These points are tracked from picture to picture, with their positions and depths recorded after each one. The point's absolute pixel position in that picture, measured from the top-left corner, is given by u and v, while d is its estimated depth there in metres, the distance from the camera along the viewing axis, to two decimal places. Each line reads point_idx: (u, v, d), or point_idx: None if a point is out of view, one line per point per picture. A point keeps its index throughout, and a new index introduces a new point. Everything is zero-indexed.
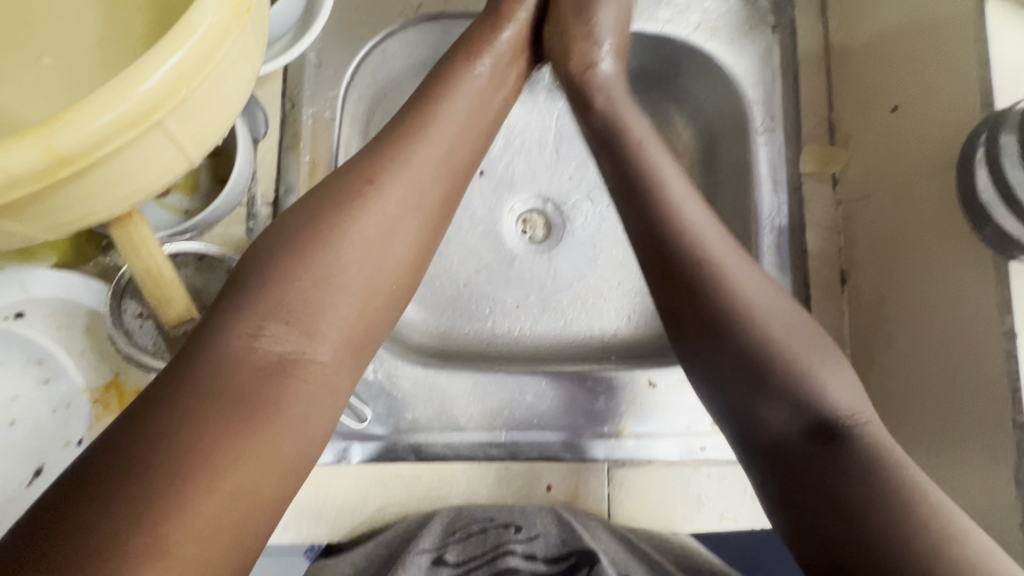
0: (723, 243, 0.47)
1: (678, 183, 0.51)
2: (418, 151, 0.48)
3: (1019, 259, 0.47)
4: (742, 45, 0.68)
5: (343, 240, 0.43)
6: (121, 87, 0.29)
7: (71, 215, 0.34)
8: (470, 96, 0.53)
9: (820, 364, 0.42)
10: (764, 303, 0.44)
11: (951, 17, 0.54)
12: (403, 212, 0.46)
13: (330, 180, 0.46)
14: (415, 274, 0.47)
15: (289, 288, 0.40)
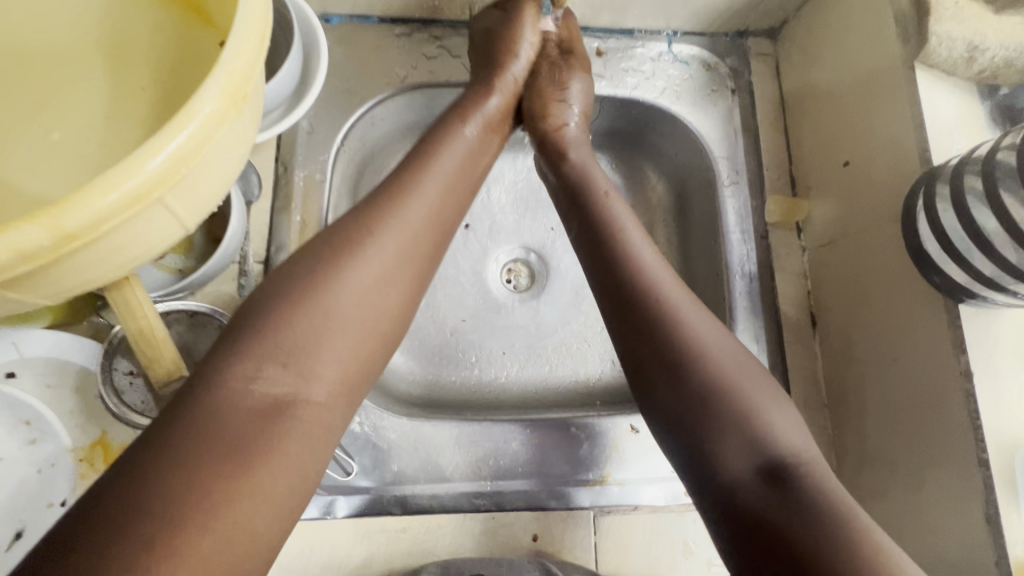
0: (674, 287, 0.51)
1: (649, 255, 0.53)
2: (410, 202, 0.51)
3: (967, 302, 0.50)
4: (705, 106, 0.73)
5: (340, 286, 0.44)
6: (128, 168, 0.32)
7: (71, 284, 0.36)
8: (459, 152, 0.57)
9: (761, 397, 0.45)
10: (732, 376, 0.46)
11: (888, 81, 0.58)
12: (397, 258, 0.48)
13: (328, 231, 0.48)
14: (407, 316, 0.49)
15: (287, 332, 0.41)
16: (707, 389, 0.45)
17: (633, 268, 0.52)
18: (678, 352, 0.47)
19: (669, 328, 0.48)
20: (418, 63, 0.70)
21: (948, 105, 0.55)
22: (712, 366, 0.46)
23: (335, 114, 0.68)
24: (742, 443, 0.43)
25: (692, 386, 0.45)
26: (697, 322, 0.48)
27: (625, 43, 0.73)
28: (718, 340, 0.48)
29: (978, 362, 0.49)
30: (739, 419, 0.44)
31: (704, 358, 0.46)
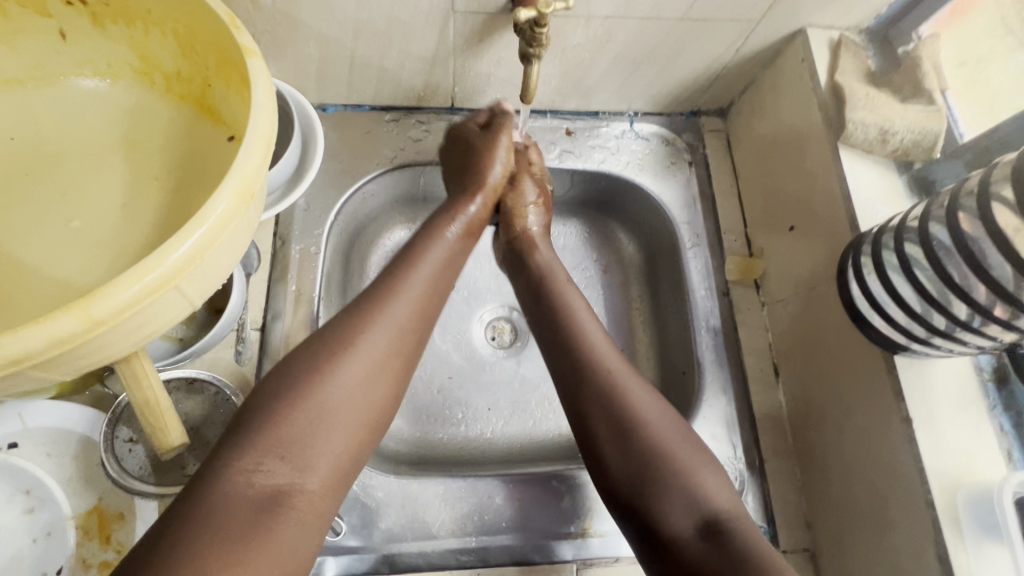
0: (625, 373, 0.59)
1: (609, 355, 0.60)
2: (398, 300, 0.56)
3: (902, 354, 0.55)
4: (666, 177, 0.81)
5: (335, 382, 0.49)
6: (150, 264, 0.37)
7: (92, 366, 0.40)
8: (438, 256, 0.63)
9: (698, 467, 0.53)
10: (673, 448, 0.54)
11: (819, 158, 0.66)
12: (387, 351, 0.53)
13: (324, 330, 0.53)
14: (395, 405, 0.53)
15: (286, 426, 0.46)
16: (650, 460, 0.53)
17: (587, 352, 0.60)
18: (626, 434, 0.54)
19: (616, 405, 0.56)
20: (405, 145, 0.78)
21: (870, 180, 0.63)
22: (653, 439, 0.54)
23: (329, 192, 0.75)
24: (683, 503, 0.51)
25: (641, 458, 0.53)
26: (640, 398, 0.56)
27: (591, 123, 0.82)
28: (660, 416, 0.56)
29: (916, 409, 0.54)
30: (678, 481, 0.52)
31: (646, 432, 0.54)
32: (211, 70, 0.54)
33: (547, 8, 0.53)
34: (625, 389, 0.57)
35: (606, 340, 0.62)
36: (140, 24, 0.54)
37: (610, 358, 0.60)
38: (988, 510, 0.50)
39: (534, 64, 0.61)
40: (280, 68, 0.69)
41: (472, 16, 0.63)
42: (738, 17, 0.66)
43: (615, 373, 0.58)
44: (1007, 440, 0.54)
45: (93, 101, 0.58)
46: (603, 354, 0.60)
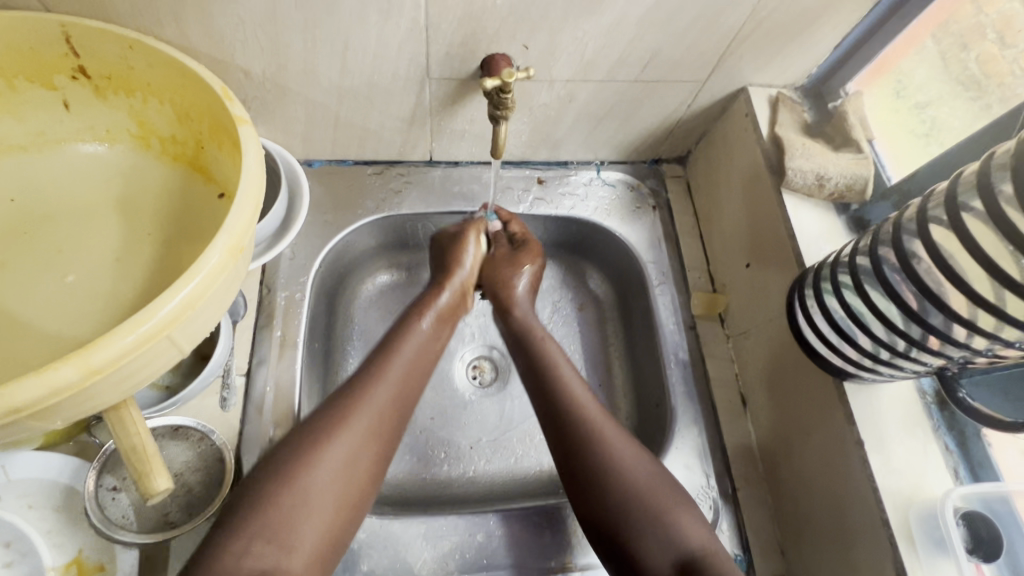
0: (604, 418, 0.64)
1: (588, 399, 0.66)
2: (379, 385, 0.62)
3: (851, 380, 0.59)
4: (632, 220, 0.86)
5: (317, 469, 0.55)
6: (146, 315, 0.41)
7: (83, 413, 0.42)
8: (415, 346, 0.67)
9: (676, 508, 0.58)
10: (651, 489, 0.59)
11: (766, 201, 0.73)
12: (364, 440, 0.58)
13: (311, 417, 0.59)
14: (375, 486, 0.58)
15: (273, 513, 0.52)
16: (631, 504, 0.58)
17: (570, 407, 0.64)
18: (608, 479, 0.60)
19: (598, 452, 0.61)
20: (387, 196, 0.83)
21: (812, 220, 0.69)
22: (633, 485, 0.59)
23: (315, 242, 0.79)
24: (660, 541, 0.56)
25: (624, 498, 0.59)
26: (621, 447, 0.62)
27: (562, 173, 0.88)
28: (640, 461, 0.61)
29: (867, 431, 0.58)
30: (656, 523, 0.57)
31: (626, 477, 0.59)
32: (205, 134, 0.58)
33: (509, 78, 0.60)
34: (607, 434, 0.62)
35: (586, 390, 0.67)
36: (139, 94, 0.59)
37: (585, 401, 0.65)
38: (935, 526, 0.53)
39: (502, 125, 0.67)
40: (268, 129, 0.74)
41: (445, 82, 0.69)
42: (686, 78, 0.74)
43: (599, 423, 0.63)
44: (952, 458, 0.58)
45: (90, 164, 0.61)
46: (583, 404, 0.65)
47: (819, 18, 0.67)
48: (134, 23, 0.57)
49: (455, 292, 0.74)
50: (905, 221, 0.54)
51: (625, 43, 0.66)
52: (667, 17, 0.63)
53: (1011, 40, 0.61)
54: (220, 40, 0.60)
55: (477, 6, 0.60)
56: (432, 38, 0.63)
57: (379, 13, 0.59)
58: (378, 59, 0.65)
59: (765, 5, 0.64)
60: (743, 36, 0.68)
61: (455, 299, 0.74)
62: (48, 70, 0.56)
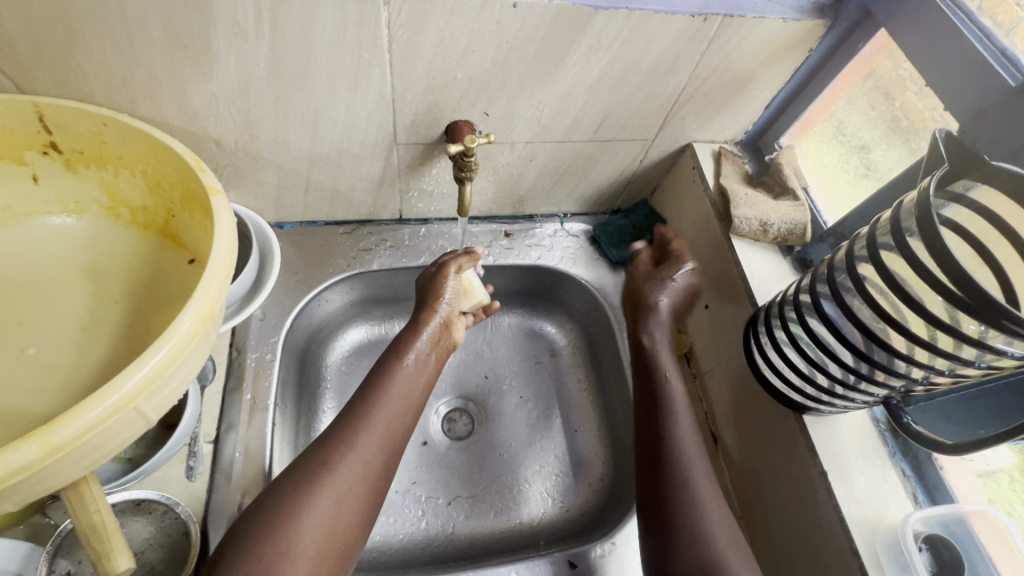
0: (697, 451, 0.64)
1: (685, 422, 0.66)
2: (367, 426, 0.60)
3: (809, 413, 0.62)
4: (597, 268, 0.90)
5: (304, 515, 0.53)
6: (113, 387, 0.40)
7: (40, 493, 0.40)
8: (402, 383, 0.65)
9: (736, 556, 0.55)
10: (723, 543, 0.56)
11: (718, 246, 0.78)
12: (351, 482, 0.57)
13: (299, 461, 0.58)
14: (361, 531, 0.57)
15: (254, 565, 0.49)
16: (700, 536, 0.57)
17: (664, 429, 0.65)
18: (682, 512, 0.58)
19: (683, 481, 0.61)
20: (358, 254, 0.85)
21: (760, 263, 0.75)
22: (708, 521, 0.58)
23: (286, 302, 0.79)
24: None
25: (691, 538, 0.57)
26: (708, 487, 0.61)
27: (528, 225, 0.92)
28: (716, 505, 0.59)
29: (829, 462, 0.60)
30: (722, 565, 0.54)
31: (703, 515, 0.58)
32: (176, 203, 0.60)
33: (473, 144, 0.64)
34: (692, 467, 0.62)
35: (693, 427, 0.66)
36: (110, 167, 0.60)
37: (690, 438, 0.65)
38: (899, 551, 0.55)
39: (467, 184, 0.71)
40: (239, 194, 0.76)
41: (412, 146, 0.73)
42: (636, 137, 0.80)
43: (691, 462, 0.62)
44: (910, 483, 0.61)
45: (57, 237, 0.62)
46: (683, 438, 0.64)
47: (750, 82, 0.74)
48: (109, 101, 0.60)
49: (435, 326, 0.71)
50: (837, 262, 0.59)
51: (578, 109, 0.72)
52: (614, 85, 0.70)
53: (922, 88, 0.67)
54: (194, 114, 0.63)
55: (439, 80, 0.65)
56: (398, 108, 0.67)
57: (348, 87, 0.63)
58: (347, 127, 0.68)
59: (700, 73, 0.71)
60: (684, 99, 0.75)
61: (437, 333, 0.71)
62: (18, 147, 0.57)
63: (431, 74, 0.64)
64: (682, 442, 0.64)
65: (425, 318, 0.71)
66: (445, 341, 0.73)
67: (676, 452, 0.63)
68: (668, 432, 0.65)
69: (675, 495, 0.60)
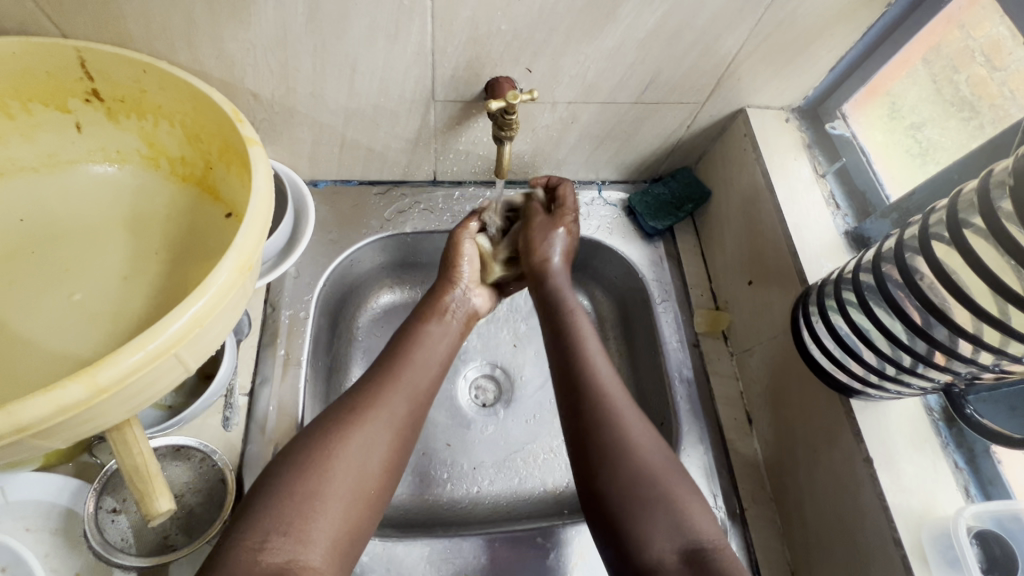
0: (620, 391, 0.63)
1: (600, 359, 0.66)
2: (390, 380, 0.61)
3: (857, 397, 0.59)
4: (635, 239, 0.87)
5: (335, 456, 0.54)
6: (155, 332, 0.41)
7: (84, 432, 0.41)
8: (424, 341, 0.67)
9: (685, 495, 0.56)
10: (658, 469, 0.57)
11: (769, 219, 0.74)
12: (379, 428, 0.57)
13: (330, 408, 0.59)
14: (392, 481, 0.57)
15: (290, 502, 0.50)
16: (637, 483, 0.56)
17: (586, 373, 0.64)
18: (610, 442, 0.59)
19: (603, 415, 0.60)
20: (392, 216, 0.84)
21: (814, 239, 0.70)
22: (645, 462, 0.57)
23: (319, 261, 0.79)
24: (666, 529, 0.54)
25: (628, 475, 0.57)
26: (638, 428, 0.60)
27: None
28: (649, 440, 0.60)
29: (875, 449, 0.58)
30: (668, 507, 0.55)
31: (641, 457, 0.58)
32: (214, 155, 0.59)
33: (514, 100, 0.61)
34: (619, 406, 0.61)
35: (610, 369, 0.66)
36: (150, 117, 0.60)
37: (611, 385, 0.63)
38: (948, 545, 0.53)
39: (506, 144, 0.68)
40: (275, 150, 0.75)
41: (451, 104, 0.71)
42: (686, 100, 0.75)
43: (615, 398, 0.62)
44: (962, 475, 0.58)
45: (101, 185, 0.62)
46: (601, 378, 0.64)
47: (816, 41, 0.68)
48: (148, 48, 0.59)
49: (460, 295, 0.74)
50: (906, 240, 0.54)
51: (627, 66, 0.68)
52: (666, 42, 0.65)
53: (999, 63, 0.64)
54: (231, 63, 0.62)
55: (482, 31, 0.61)
56: (438, 62, 0.64)
57: (387, 37, 0.60)
58: (386, 82, 0.66)
59: (761, 30, 0.65)
60: (741, 58, 0.69)
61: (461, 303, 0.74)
62: (62, 94, 0.57)
63: (474, 25, 0.60)
64: (603, 387, 0.63)
65: (448, 286, 0.74)
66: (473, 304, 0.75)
67: (611, 409, 0.61)
68: (589, 387, 0.63)
69: (600, 426, 0.60)
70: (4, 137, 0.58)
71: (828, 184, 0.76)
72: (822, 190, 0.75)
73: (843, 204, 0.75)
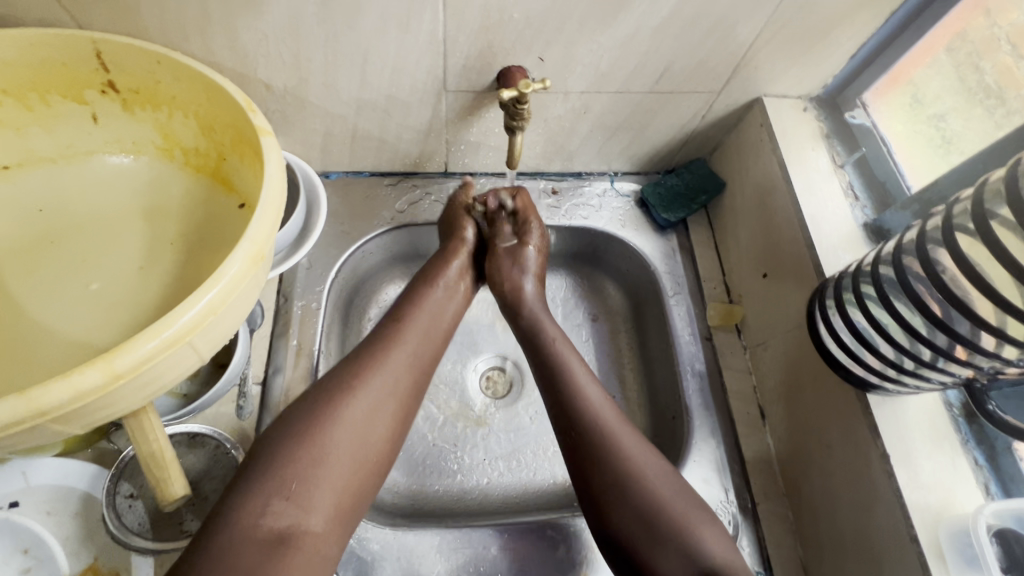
0: (621, 424, 0.62)
1: (596, 394, 0.64)
2: (393, 349, 0.61)
3: (874, 392, 0.58)
4: (647, 231, 0.86)
5: (337, 423, 0.54)
6: (170, 320, 0.41)
7: (101, 417, 0.42)
8: (430, 308, 0.67)
9: (699, 524, 0.56)
10: (668, 502, 0.57)
11: (785, 211, 0.72)
12: (379, 398, 0.57)
13: (332, 374, 0.59)
14: (392, 449, 0.58)
15: (292, 468, 0.50)
16: (649, 526, 0.55)
17: (585, 408, 0.63)
18: (614, 477, 0.58)
19: (610, 458, 0.59)
20: (403, 207, 0.83)
21: (832, 231, 0.69)
22: (654, 494, 0.57)
23: (331, 252, 0.79)
24: (682, 565, 0.54)
25: (639, 513, 0.56)
26: (643, 461, 0.59)
27: (576, 183, 0.88)
28: (657, 472, 0.59)
29: (892, 445, 0.57)
30: (680, 539, 0.55)
31: (647, 493, 0.57)
32: (227, 146, 0.60)
33: (528, 88, 0.60)
34: (622, 441, 0.60)
35: (610, 405, 0.64)
36: (164, 108, 0.60)
37: (609, 415, 0.62)
38: (967, 543, 0.51)
39: (518, 135, 0.67)
40: (287, 141, 0.76)
41: (462, 94, 0.70)
42: (701, 89, 0.74)
43: (615, 431, 0.61)
44: (982, 472, 0.57)
45: (117, 175, 0.63)
46: (605, 422, 0.61)
47: (836, 28, 0.67)
48: (161, 38, 0.59)
49: (464, 256, 0.74)
50: (928, 231, 0.53)
51: (641, 54, 0.67)
52: (681, 29, 0.64)
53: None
54: (244, 54, 0.62)
55: (494, 19, 0.61)
56: (449, 51, 0.64)
57: (399, 26, 0.60)
58: (396, 71, 0.66)
59: (780, 17, 0.64)
60: (758, 46, 0.68)
61: (465, 266, 0.74)
62: (79, 85, 0.58)
63: (486, 13, 0.60)
64: (601, 421, 0.62)
65: (455, 247, 0.74)
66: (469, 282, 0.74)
67: (598, 431, 0.61)
68: (596, 435, 0.61)
69: (604, 465, 0.59)
70: (24, 128, 0.59)
71: (846, 175, 0.74)
72: (841, 181, 0.74)
73: (862, 196, 0.73)
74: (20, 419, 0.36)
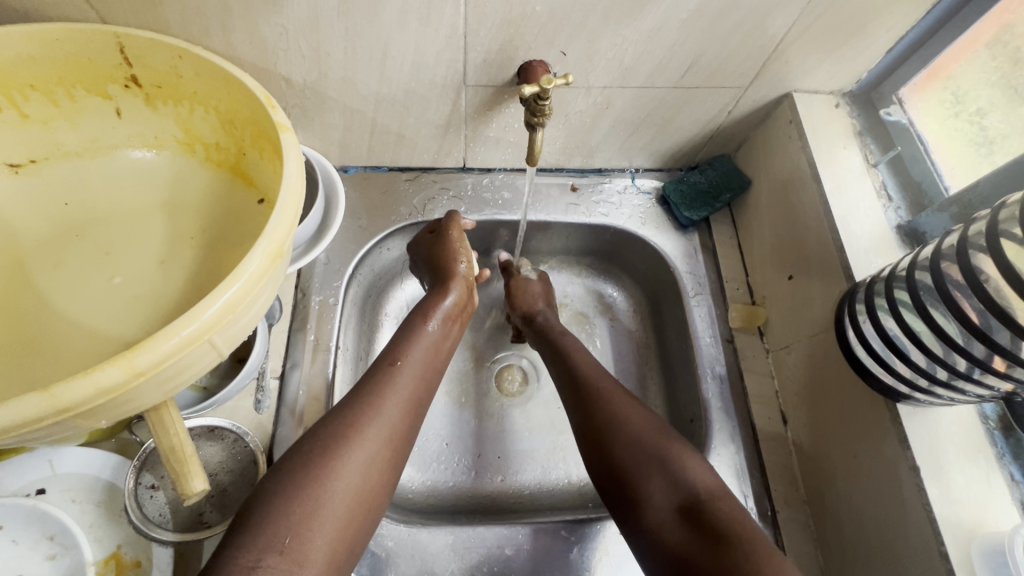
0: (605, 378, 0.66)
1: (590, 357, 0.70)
2: (389, 396, 0.59)
3: (905, 402, 0.56)
4: (668, 229, 0.84)
5: (334, 476, 0.53)
6: (192, 317, 0.41)
7: (124, 411, 0.42)
8: (425, 347, 0.66)
9: (682, 452, 0.57)
10: (646, 431, 0.59)
11: (814, 211, 0.70)
12: (376, 447, 0.56)
13: (321, 427, 0.56)
14: (383, 498, 0.56)
15: (286, 521, 0.49)
16: (634, 450, 0.57)
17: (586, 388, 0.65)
18: (603, 419, 0.61)
19: (599, 405, 0.62)
20: (421, 203, 0.83)
21: (862, 233, 0.67)
22: (630, 424, 0.59)
23: (349, 247, 0.79)
24: (665, 483, 0.55)
25: (622, 443, 0.58)
26: (624, 402, 0.62)
27: (596, 180, 0.86)
28: (637, 410, 0.61)
29: (923, 459, 0.55)
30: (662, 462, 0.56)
31: (629, 426, 0.59)
32: (247, 142, 0.60)
33: (548, 85, 0.59)
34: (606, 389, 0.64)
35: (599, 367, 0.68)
36: (186, 103, 0.60)
37: (596, 372, 0.67)
38: (1002, 561, 0.49)
39: (539, 132, 0.65)
40: (307, 136, 0.75)
41: (482, 88, 0.69)
42: (728, 84, 0.72)
43: (601, 384, 0.65)
44: (1019, 489, 0.55)
45: (139, 169, 0.63)
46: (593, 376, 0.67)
47: (873, 21, 0.64)
48: (183, 32, 0.59)
49: (464, 284, 0.73)
50: (971, 236, 0.50)
51: (666, 49, 0.65)
52: (709, 22, 0.61)
53: None
54: (264, 48, 0.61)
55: (516, 13, 0.59)
56: (470, 45, 0.62)
57: (419, 21, 0.59)
58: (417, 66, 0.65)
59: (813, 9, 0.61)
60: (790, 40, 0.65)
61: (461, 301, 0.72)
62: (103, 80, 0.58)
63: (507, 7, 0.58)
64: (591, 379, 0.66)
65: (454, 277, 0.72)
66: (466, 315, 0.74)
67: (589, 383, 0.66)
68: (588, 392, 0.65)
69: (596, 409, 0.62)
70: (50, 122, 0.59)
71: (879, 174, 0.72)
72: (874, 181, 0.71)
73: (896, 197, 0.70)
74: (41, 414, 0.36)
